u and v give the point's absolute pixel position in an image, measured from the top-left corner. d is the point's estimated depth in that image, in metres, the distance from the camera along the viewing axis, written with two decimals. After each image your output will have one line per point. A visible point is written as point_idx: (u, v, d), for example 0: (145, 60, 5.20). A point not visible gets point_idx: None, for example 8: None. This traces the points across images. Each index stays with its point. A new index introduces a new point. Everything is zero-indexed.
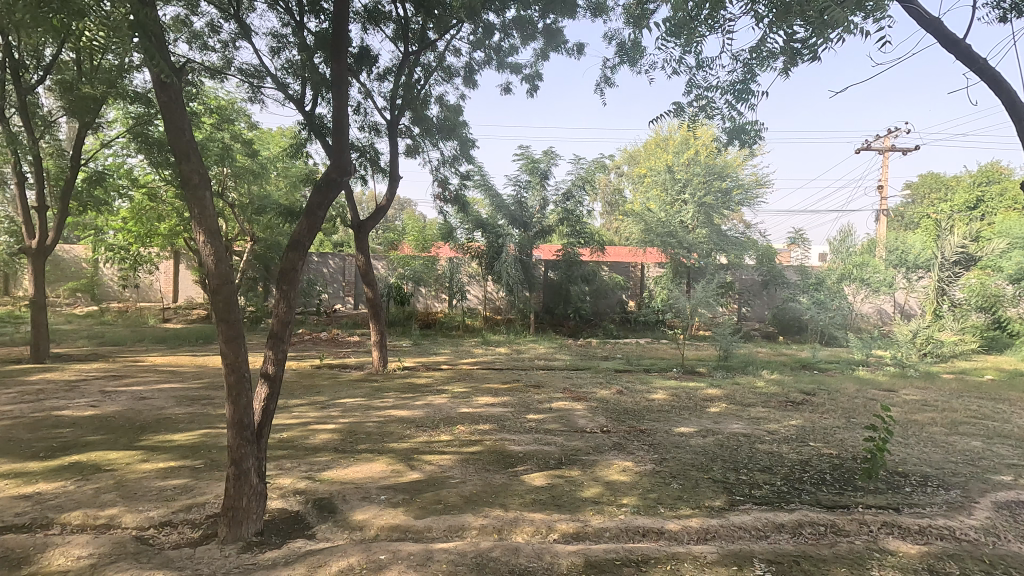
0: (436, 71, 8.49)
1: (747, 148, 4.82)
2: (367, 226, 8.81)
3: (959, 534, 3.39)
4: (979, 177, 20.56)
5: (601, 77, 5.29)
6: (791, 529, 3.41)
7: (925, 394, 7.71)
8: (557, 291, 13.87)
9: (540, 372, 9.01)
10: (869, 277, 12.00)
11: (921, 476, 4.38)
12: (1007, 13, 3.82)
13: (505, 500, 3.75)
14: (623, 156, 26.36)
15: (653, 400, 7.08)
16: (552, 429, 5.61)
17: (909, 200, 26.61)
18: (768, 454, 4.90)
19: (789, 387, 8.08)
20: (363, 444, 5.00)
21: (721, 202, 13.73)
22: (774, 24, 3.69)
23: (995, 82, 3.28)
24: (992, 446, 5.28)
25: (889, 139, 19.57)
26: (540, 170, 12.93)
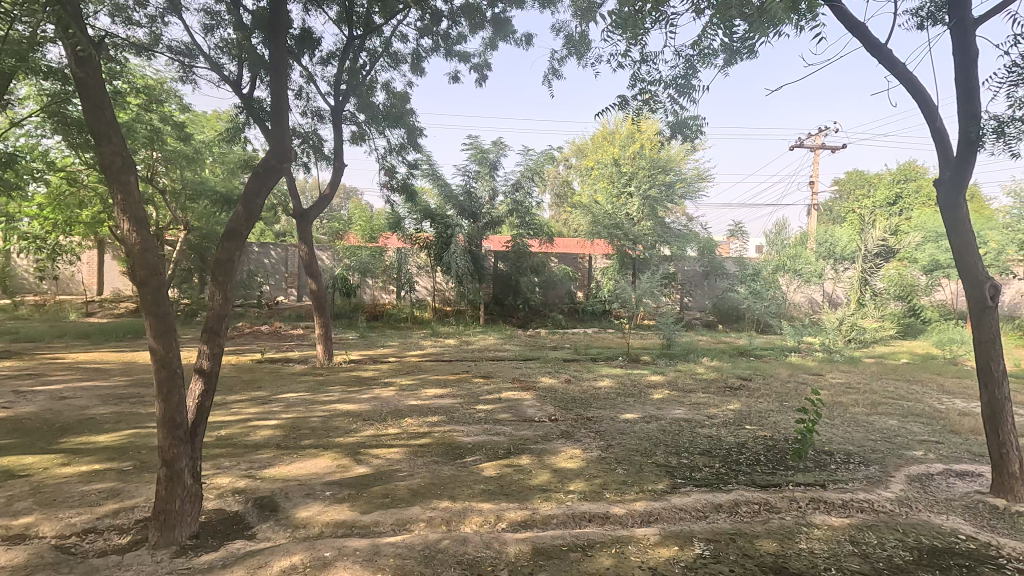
0: (383, 57, 8.28)
1: (689, 142, 4.96)
2: (312, 215, 8.49)
3: (877, 506, 3.65)
4: (898, 174, 21.90)
5: (549, 69, 5.28)
6: (728, 508, 3.56)
7: (849, 377, 8.26)
8: (506, 281, 13.76)
9: (489, 363, 9.04)
10: (802, 268, 12.71)
11: (845, 454, 4.69)
12: (924, 22, 4.12)
13: (454, 492, 3.73)
14: (571, 149, 26.66)
15: (599, 388, 7.24)
16: (501, 419, 5.65)
17: (837, 196, 28.35)
18: (708, 438, 5.11)
19: (727, 373, 8.47)
20: (306, 440, 4.86)
21: (664, 195, 14.10)
22: (714, 21, 3.77)
23: (912, 83, 3.61)
24: (906, 425, 5.71)
25: (819, 137, 20.57)
26: (489, 161, 12.95)
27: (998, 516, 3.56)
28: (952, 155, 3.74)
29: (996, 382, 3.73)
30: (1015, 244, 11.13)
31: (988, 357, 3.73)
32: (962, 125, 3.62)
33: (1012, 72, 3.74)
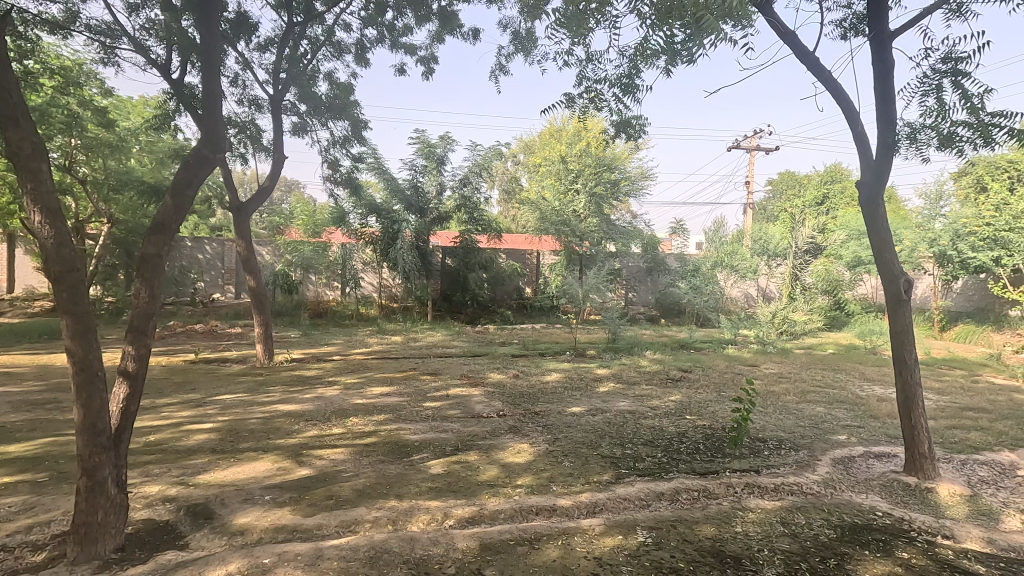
0: (325, 46, 8.02)
1: (633, 141, 5.08)
2: (250, 208, 8.13)
3: (805, 488, 3.87)
4: (825, 175, 23.26)
5: (496, 64, 5.26)
6: (669, 496, 3.69)
7: (781, 368, 8.72)
8: (454, 277, 13.65)
9: (437, 360, 8.96)
10: (738, 264, 13.10)
11: (777, 440, 4.95)
12: (847, 32, 4.40)
13: (400, 490, 3.68)
14: (519, 145, 26.72)
15: (546, 383, 7.32)
16: (449, 416, 5.61)
17: (770, 196, 29.80)
18: (651, 429, 5.27)
19: (669, 365, 8.76)
20: (244, 443, 4.66)
21: (609, 193, 14.41)
22: (656, 24, 3.87)
23: (837, 90, 3.85)
24: (831, 411, 6.09)
25: (755, 139, 21.53)
26: (436, 155, 12.82)
27: (911, 492, 3.86)
28: (872, 158, 4.00)
29: (910, 369, 4.03)
30: (927, 243, 12.04)
31: (903, 346, 4.03)
32: (881, 131, 3.88)
33: (924, 82, 4.04)
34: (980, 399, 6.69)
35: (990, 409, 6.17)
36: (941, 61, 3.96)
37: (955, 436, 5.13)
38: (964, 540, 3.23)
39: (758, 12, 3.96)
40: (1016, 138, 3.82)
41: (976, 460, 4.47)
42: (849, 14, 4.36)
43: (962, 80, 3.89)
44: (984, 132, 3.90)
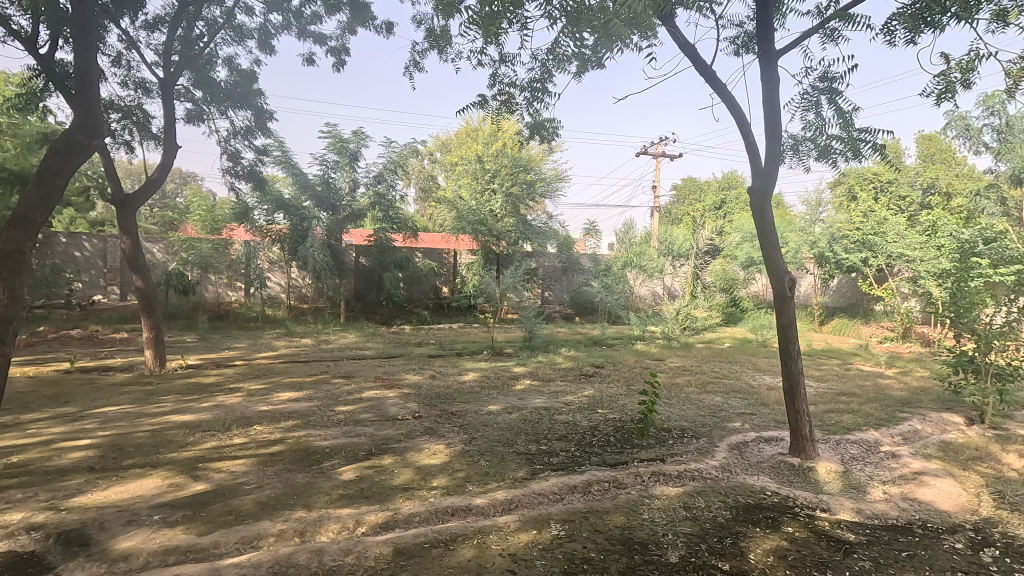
0: (224, 30, 7.48)
1: (546, 144, 5.19)
2: (136, 201, 7.40)
3: (705, 473, 4.14)
4: (723, 182, 25.04)
5: (410, 61, 5.16)
6: (582, 489, 3.79)
7: (684, 361, 9.28)
8: (368, 277, 13.21)
9: (350, 362, 8.65)
10: (646, 263, 13.79)
11: (680, 429, 5.26)
12: (739, 49, 4.78)
13: (309, 500, 3.50)
14: (435, 143, 26.42)
15: (463, 383, 7.29)
16: (363, 420, 5.43)
17: (674, 201, 31.58)
18: (565, 424, 5.41)
19: (583, 361, 9.06)
20: (129, 459, 4.23)
21: (525, 194, 14.69)
22: (568, 30, 3.98)
23: (731, 101, 4.15)
24: (728, 400, 6.56)
25: (660, 146, 22.76)
26: (349, 151, 12.43)
27: (795, 472, 4.24)
28: (761, 166, 4.35)
29: (794, 360, 4.42)
30: (808, 245, 13.28)
31: (787, 338, 4.41)
32: (769, 141, 4.22)
33: (805, 98, 4.45)
34: (851, 385, 7.50)
35: (859, 394, 6.93)
36: (818, 80, 4.38)
37: (831, 419, 5.70)
38: (838, 512, 3.60)
39: (661, 24, 4.19)
40: (879, 152, 4.31)
41: (848, 440, 4.99)
42: (740, 32, 4.73)
43: (836, 98, 4.33)
44: (854, 146, 4.36)
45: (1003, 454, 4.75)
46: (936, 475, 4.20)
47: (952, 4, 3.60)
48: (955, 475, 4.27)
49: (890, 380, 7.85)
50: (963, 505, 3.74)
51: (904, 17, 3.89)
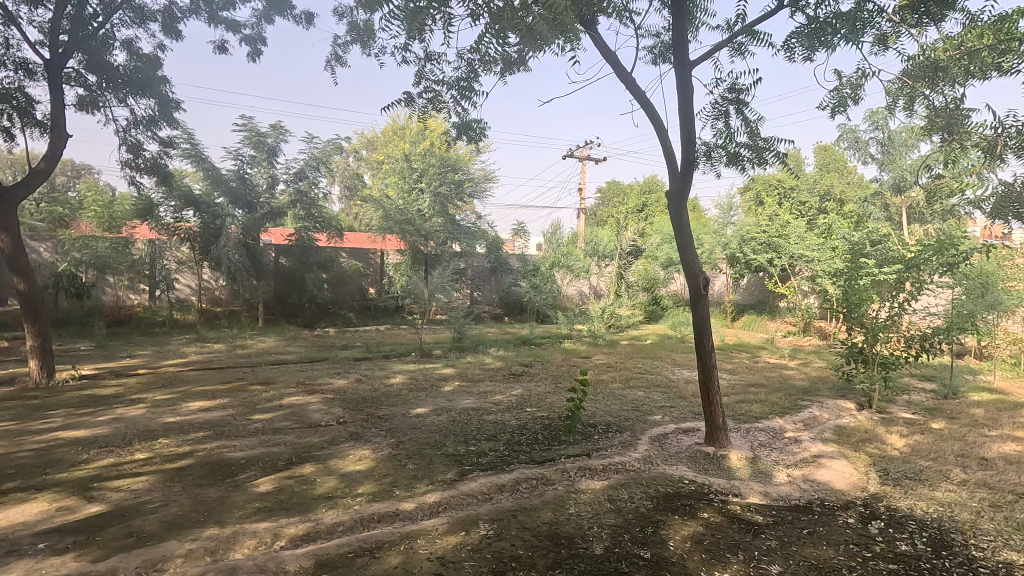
0: (123, 10, 6.88)
1: (473, 144, 5.17)
2: (17, 194, 6.64)
3: (628, 465, 4.29)
4: (644, 185, 26.08)
5: (331, 54, 4.97)
6: (510, 487, 3.81)
7: (609, 358, 9.58)
8: (289, 278, 12.61)
9: (269, 368, 8.21)
10: (573, 264, 14.08)
11: (605, 424, 5.42)
12: (657, 58, 4.99)
13: (221, 516, 3.29)
14: (360, 140, 25.67)
15: (391, 385, 7.13)
16: (282, 428, 5.17)
17: (599, 202, 32.49)
18: (493, 424, 5.41)
19: (512, 361, 9.12)
20: (9, 483, 3.78)
21: (453, 194, 14.69)
22: (493, 30, 3.99)
23: (650, 108, 4.35)
24: (650, 394, 6.84)
25: (586, 149, 23.35)
26: (267, 146, 11.89)
27: (710, 461, 4.49)
28: (678, 170, 4.56)
29: (708, 354, 4.67)
30: (721, 246, 14.13)
31: (702, 334, 4.66)
32: (684, 147, 4.44)
33: (715, 107, 4.72)
34: (759, 376, 8.05)
35: (766, 384, 7.45)
36: (727, 90, 4.67)
37: (742, 409, 6.09)
38: (748, 496, 3.85)
39: (584, 30, 4.30)
40: (781, 159, 4.65)
41: (757, 428, 5.34)
42: (657, 42, 4.94)
43: (742, 109, 4.63)
44: (760, 154, 4.68)
45: (887, 435, 5.27)
46: (831, 456, 4.59)
47: (841, 27, 3.94)
48: (848, 456, 4.69)
49: (793, 371, 8.50)
50: (854, 483, 4.12)
51: (801, 36, 4.21)
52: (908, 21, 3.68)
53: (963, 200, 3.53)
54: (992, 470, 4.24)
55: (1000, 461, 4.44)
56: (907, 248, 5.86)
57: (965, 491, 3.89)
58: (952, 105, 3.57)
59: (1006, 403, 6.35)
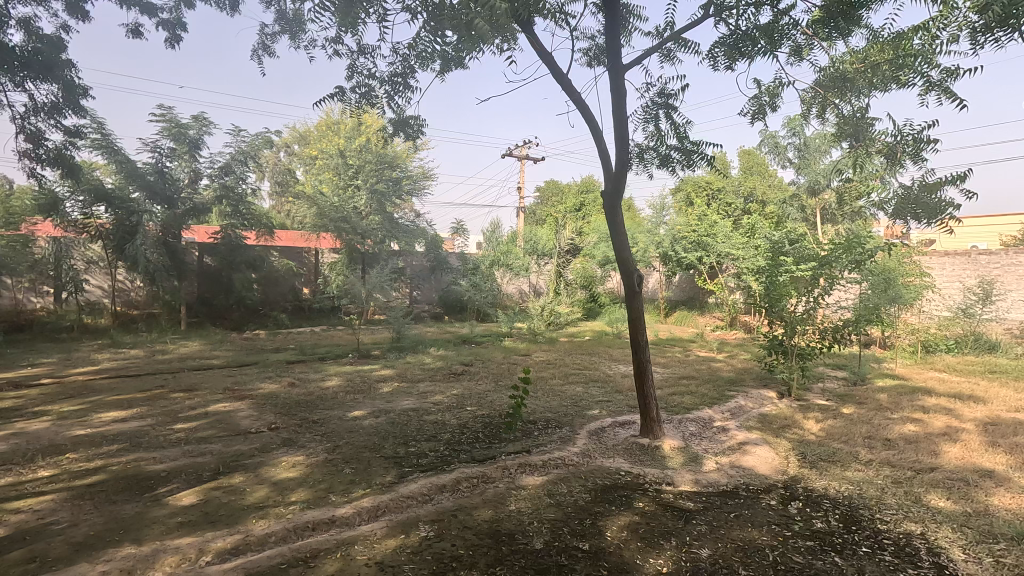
0: None
1: (411, 141, 5.09)
2: None
3: (568, 460, 4.36)
4: (581, 185, 26.62)
5: (258, 43, 4.73)
6: (450, 487, 3.78)
7: (549, 355, 9.72)
8: (214, 278, 11.93)
9: (193, 373, 7.74)
10: (512, 262, 14.15)
11: (545, 420, 5.49)
12: (592, 60, 5.10)
13: (138, 533, 3.06)
14: (292, 134, 24.64)
15: (326, 388, 6.91)
16: (208, 437, 4.90)
17: (538, 202, 32.86)
18: (434, 424, 5.37)
19: (452, 360, 9.07)
20: None
21: (391, 191, 14.53)
22: (429, 26, 3.95)
23: (585, 110, 4.45)
24: (588, 390, 7.00)
25: (524, 149, 23.54)
26: (189, 138, 11.22)
27: (645, 452, 4.64)
28: (612, 170, 4.68)
29: (643, 350, 4.83)
30: (654, 245, 14.65)
31: (637, 329, 4.80)
32: (618, 148, 4.56)
33: (646, 110, 4.89)
34: (690, 369, 8.42)
35: (697, 376, 7.79)
36: (657, 95, 4.83)
37: (674, 401, 6.35)
38: (680, 484, 4.02)
39: (520, 30, 4.32)
40: (709, 162, 4.87)
41: (689, 418, 5.58)
42: (591, 45, 5.05)
43: (671, 113, 4.82)
44: (689, 156, 4.89)
45: (804, 421, 5.64)
46: (755, 443, 4.86)
47: (760, 38, 4.17)
48: (769, 442, 4.99)
49: (720, 364, 8.96)
50: (775, 467, 4.39)
51: (725, 46, 4.42)
52: (820, 34, 3.94)
53: (870, 202, 3.64)
54: (894, 450, 4.64)
55: (901, 440, 4.86)
56: (820, 246, 6.32)
57: (871, 469, 4.23)
58: (858, 114, 3.87)
59: (905, 388, 6.97)
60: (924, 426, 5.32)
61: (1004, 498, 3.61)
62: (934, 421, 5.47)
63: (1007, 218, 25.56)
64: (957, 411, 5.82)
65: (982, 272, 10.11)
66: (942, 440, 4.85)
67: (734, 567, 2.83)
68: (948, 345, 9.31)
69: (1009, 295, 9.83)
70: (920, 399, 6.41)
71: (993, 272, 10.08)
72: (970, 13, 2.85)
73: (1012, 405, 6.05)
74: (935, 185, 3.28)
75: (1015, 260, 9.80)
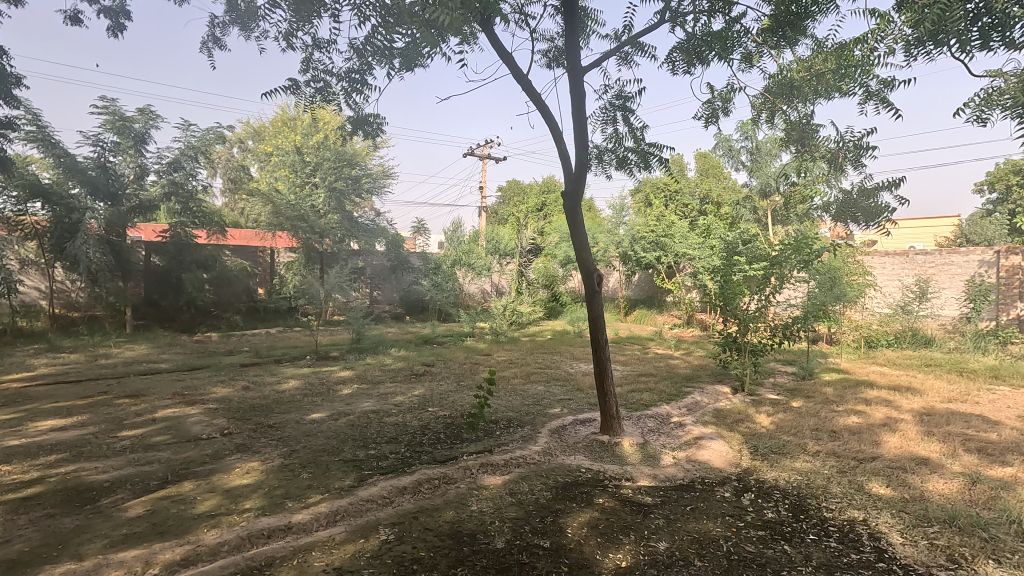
0: None
1: (370, 139, 5.01)
2: None
3: (529, 458, 4.39)
4: (543, 186, 26.80)
5: (207, 35, 4.53)
6: (411, 490, 3.74)
7: (511, 354, 9.76)
8: (163, 279, 11.44)
9: (139, 378, 7.40)
10: (474, 262, 14.09)
11: (507, 420, 5.50)
12: (551, 61, 5.15)
13: (78, 548, 2.91)
14: (246, 130, 23.88)
15: (282, 391, 6.74)
16: (156, 444, 4.70)
17: (500, 201, 32.91)
18: (394, 426, 5.30)
19: (413, 361, 8.98)
20: None
21: (350, 189, 14.27)
22: (386, 24, 3.91)
23: (544, 111, 4.50)
24: (550, 388, 7.06)
25: (486, 149, 23.54)
26: (133, 132, 10.74)
27: (605, 449, 4.71)
28: (572, 171, 4.73)
29: (602, 348, 4.91)
30: (614, 245, 14.89)
31: (596, 328, 4.87)
32: (577, 151, 4.61)
33: (604, 113, 4.96)
34: (649, 366, 8.63)
35: (655, 374, 7.96)
36: (615, 97, 4.92)
37: (634, 398, 6.48)
38: (639, 479, 4.11)
39: (480, 29, 4.32)
40: (664, 165, 4.99)
41: (647, 414, 5.70)
42: (551, 46, 5.08)
43: (629, 115, 4.91)
44: (645, 158, 4.99)
45: (756, 415, 5.85)
46: (710, 437, 5.01)
47: (714, 44, 4.31)
48: (723, 436, 5.15)
49: (678, 361, 9.19)
50: (729, 460, 4.53)
51: (680, 51, 4.54)
52: (769, 42, 4.10)
53: (815, 207, 3.84)
54: (839, 440, 4.86)
55: (845, 432, 5.10)
56: (770, 247, 6.54)
57: (818, 460, 4.42)
58: (804, 120, 4.03)
59: (849, 382, 7.33)
60: (866, 417, 5.60)
61: (938, 484, 3.84)
62: (875, 412, 5.77)
63: (941, 222, 27.17)
64: (896, 403, 6.15)
65: (919, 271, 10.70)
66: (882, 430, 5.12)
67: (690, 559, 2.91)
68: (888, 340, 9.83)
69: (942, 292, 10.45)
70: (863, 392, 6.74)
71: (929, 271, 10.70)
72: (905, 27, 3.00)
73: (946, 397, 6.45)
74: (873, 189, 3.46)
75: (948, 260, 10.41)
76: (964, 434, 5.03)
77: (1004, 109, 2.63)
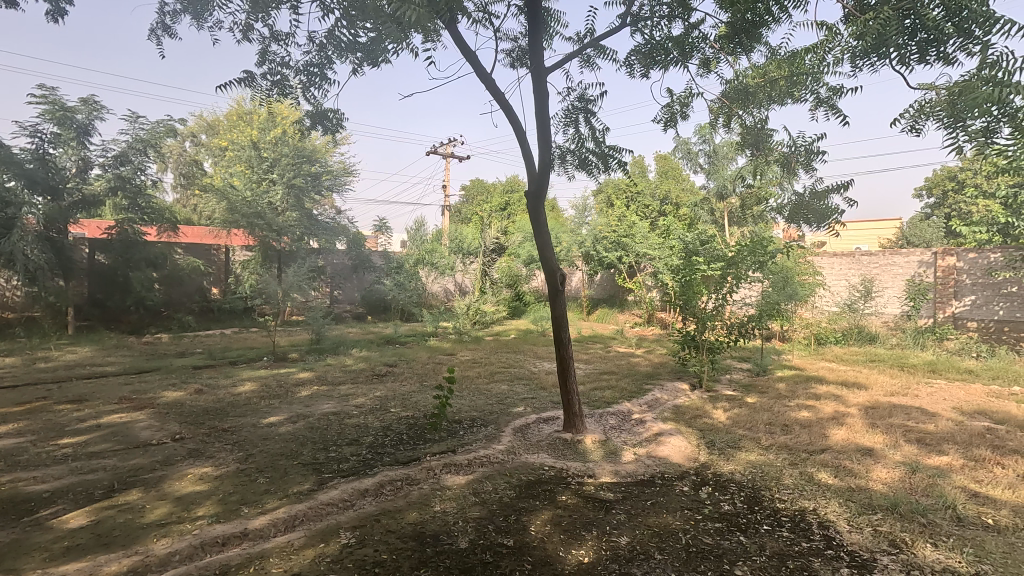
0: None
1: (331, 134, 4.90)
2: None
3: (493, 458, 4.38)
4: (507, 185, 26.84)
5: (157, 22, 4.33)
6: (373, 492, 3.69)
7: (474, 353, 9.74)
8: (109, 278, 10.90)
9: (83, 383, 7.02)
10: (437, 261, 14.00)
11: (470, 420, 5.48)
12: (515, 60, 5.15)
13: (13, 563, 2.74)
14: (199, 124, 22.98)
15: (238, 394, 6.52)
16: (101, 451, 4.48)
17: (464, 200, 32.74)
18: (356, 427, 5.21)
19: (375, 361, 8.85)
20: None
21: (309, 186, 13.91)
22: (345, 19, 3.85)
23: (508, 112, 4.52)
24: (513, 387, 7.08)
25: (449, 147, 23.39)
26: (75, 122, 10.18)
27: (568, 446, 4.77)
28: (536, 171, 4.75)
29: (564, 347, 4.94)
30: (577, 245, 15.03)
31: (560, 327, 4.91)
32: (541, 150, 4.63)
33: (566, 114, 5.01)
34: (610, 364, 8.77)
35: (617, 371, 8.10)
36: (577, 99, 4.97)
37: (595, 396, 6.57)
38: (601, 475, 4.17)
39: (444, 27, 4.29)
40: (624, 166, 5.07)
41: (609, 412, 5.79)
42: (515, 46, 5.09)
43: (590, 118, 4.97)
44: (605, 160, 5.05)
45: (713, 411, 6.03)
46: (669, 433, 5.12)
47: (674, 49, 4.40)
48: (681, 432, 5.28)
49: (639, 359, 9.38)
50: (687, 455, 4.65)
51: (641, 54, 4.61)
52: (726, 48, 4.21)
53: (770, 207, 3.98)
54: (791, 434, 5.06)
55: (796, 425, 5.32)
56: (727, 248, 6.72)
57: (771, 453, 4.59)
58: (759, 125, 4.17)
59: (800, 378, 7.64)
60: (815, 411, 5.84)
61: (880, 473, 4.04)
62: (825, 406, 6.04)
63: (884, 224, 28.57)
64: (843, 397, 6.44)
65: (864, 271, 11.22)
66: (831, 424, 5.35)
67: (651, 552, 2.97)
68: (836, 337, 10.28)
69: (886, 292, 10.94)
70: (813, 387, 7.04)
71: (873, 271, 11.22)
72: (851, 40, 3.14)
73: (888, 391, 6.79)
74: (824, 192, 3.60)
75: (890, 260, 10.95)
76: (905, 425, 5.30)
77: (938, 121, 2.79)
